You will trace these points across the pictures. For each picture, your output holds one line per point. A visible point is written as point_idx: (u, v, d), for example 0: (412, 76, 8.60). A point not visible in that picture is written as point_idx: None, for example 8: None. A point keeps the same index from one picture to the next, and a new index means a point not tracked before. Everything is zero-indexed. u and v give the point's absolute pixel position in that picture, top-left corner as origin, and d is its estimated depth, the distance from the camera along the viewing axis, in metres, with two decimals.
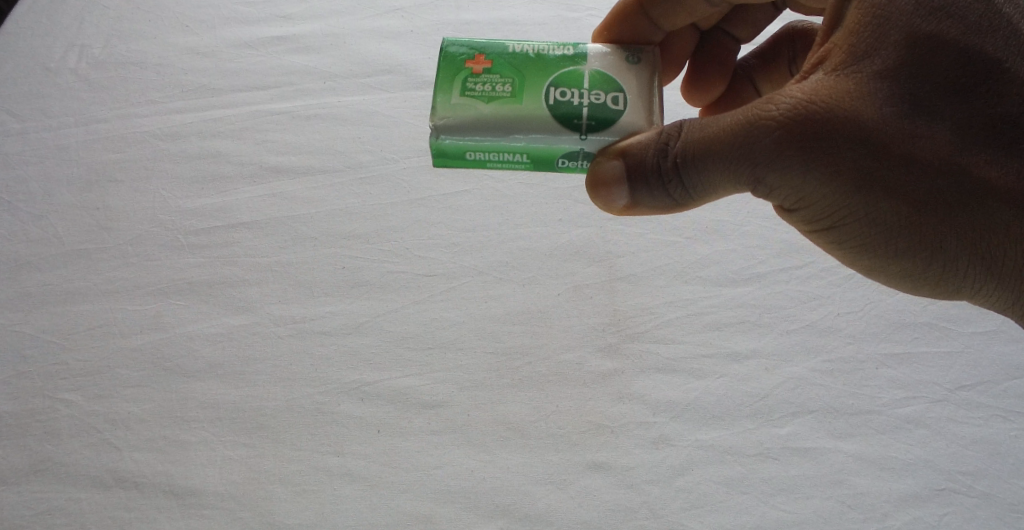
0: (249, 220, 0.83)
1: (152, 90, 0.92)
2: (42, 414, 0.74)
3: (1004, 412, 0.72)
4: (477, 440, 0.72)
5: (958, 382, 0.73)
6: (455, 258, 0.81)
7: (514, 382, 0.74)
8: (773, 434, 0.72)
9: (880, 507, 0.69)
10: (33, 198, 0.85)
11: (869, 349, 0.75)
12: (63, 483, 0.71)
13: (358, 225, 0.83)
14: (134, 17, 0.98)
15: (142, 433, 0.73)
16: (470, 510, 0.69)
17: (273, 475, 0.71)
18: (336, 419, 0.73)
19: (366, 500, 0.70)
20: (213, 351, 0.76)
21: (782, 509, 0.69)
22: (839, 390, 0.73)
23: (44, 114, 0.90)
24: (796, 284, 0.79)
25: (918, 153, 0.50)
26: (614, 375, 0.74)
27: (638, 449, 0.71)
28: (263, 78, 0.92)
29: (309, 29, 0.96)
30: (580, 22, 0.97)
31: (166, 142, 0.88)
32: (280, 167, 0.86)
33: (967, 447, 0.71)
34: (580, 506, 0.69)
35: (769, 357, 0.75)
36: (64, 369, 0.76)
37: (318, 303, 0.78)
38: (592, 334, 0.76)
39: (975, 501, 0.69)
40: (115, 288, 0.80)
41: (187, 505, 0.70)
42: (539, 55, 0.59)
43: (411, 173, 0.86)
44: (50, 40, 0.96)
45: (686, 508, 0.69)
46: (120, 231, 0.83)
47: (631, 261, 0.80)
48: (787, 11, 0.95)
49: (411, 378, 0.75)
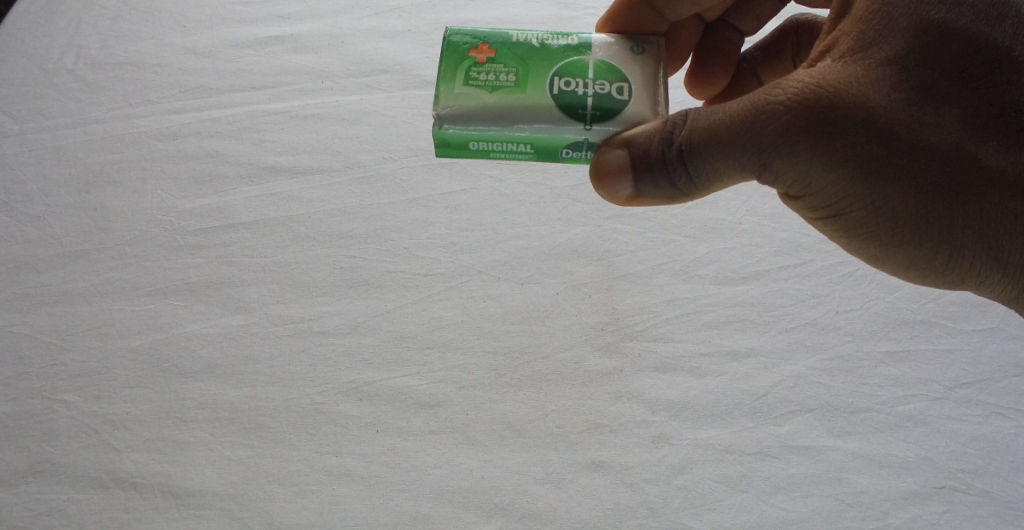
0: (247, 219, 0.83)
1: (151, 91, 0.92)
2: (40, 416, 0.74)
3: (1004, 410, 0.72)
4: (476, 440, 0.72)
5: (957, 379, 0.73)
6: (454, 257, 0.81)
7: (513, 381, 0.74)
8: (772, 432, 0.72)
9: (880, 505, 0.69)
10: (31, 199, 0.85)
11: (868, 347, 0.75)
12: (62, 484, 0.71)
13: (357, 225, 0.83)
14: (132, 18, 0.98)
15: (141, 433, 0.73)
16: (469, 510, 0.69)
17: (272, 476, 0.71)
18: (335, 419, 0.73)
19: (365, 500, 0.70)
20: (211, 351, 0.76)
21: (781, 507, 0.69)
22: (838, 389, 0.73)
23: (42, 114, 0.90)
24: (795, 282, 0.78)
25: (926, 139, 0.50)
26: (613, 375, 0.74)
27: (638, 448, 0.71)
28: (262, 78, 0.92)
29: (306, 29, 0.96)
30: (577, 21, 0.97)
31: (165, 143, 0.88)
32: (279, 167, 0.86)
33: (966, 445, 0.71)
34: (580, 505, 0.69)
35: (768, 356, 0.75)
36: (63, 370, 0.76)
37: (317, 303, 0.78)
38: (590, 333, 0.76)
39: (974, 499, 0.69)
40: (115, 288, 0.80)
41: (186, 505, 0.70)
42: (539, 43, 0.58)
43: (409, 172, 0.86)
44: (47, 41, 0.96)
45: (685, 506, 0.69)
46: (119, 231, 0.83)
47: (630, 260, 0.80)
48: (788, 8, 0.95)
49: (410, 377, 0.74)
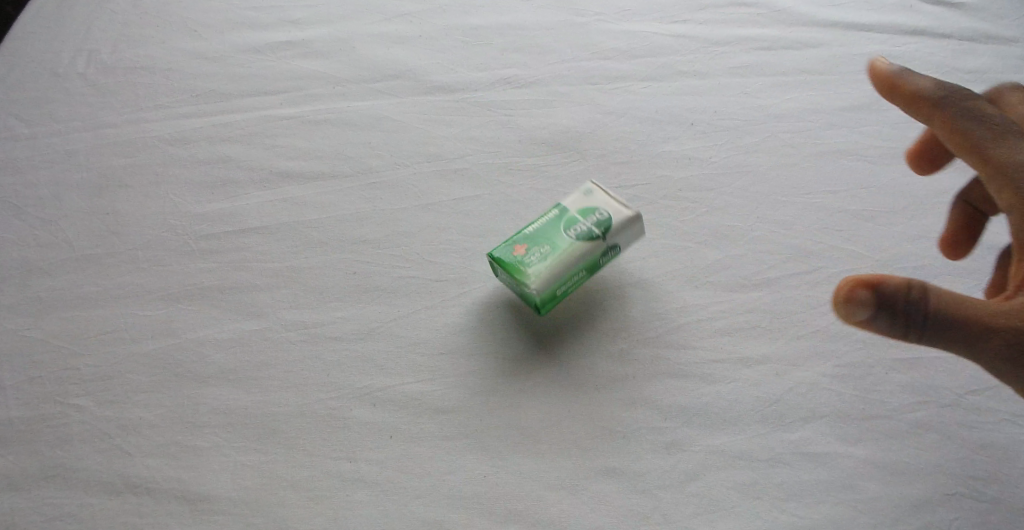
0: (259, 224, 0.83)
1: (162, 95, 0.92)
2: (52, 420, 0.73)
3: (1015, 417, 0.72)
4: (489, 446, 0.72)
5: (967, 387, 0.74)
6: (466, 262, 0.81)
7: (526, 387, 0.74)
8: (785, 438, 0.72)
9: (894, 512, 0.68)
10: (43, 203, 0.85)
11: (879, 354, 0.75)
12: (74, 488, 0.70)
13: (368, 230, 0.83)
14: (143, 22, 0.98)
15: (154, 438, 0.73)
16: (483, 516, 0.68)
17: (285, 481, 0.70)
18: (348, 424, 0.73)
19: (377, 505, 0.69)
20: (224, 356, 0.76)
21: (796, 513, 0.68)
22: (851, 396, 0.73)
23: (53, 119, 0.90)
24: (805, 289, 0.79)
25: None
26: (625, 381, 0.74)
27: (651, 454, 0.71)
28: (273, 83, 0.93)
29: (317, 34, 0.97)
30: (587, 27, 0.99)
31: (176, 147, 0.89)
32: (291, 173, 0.87)
33: (978, 451, 0.71)
34: (594, 511, 0.69)
35: (780, 363, 0.75)
36: (74, 374, 0.75)
37: (330, 308, 0.78)
38: (602, 339, 0.77)
39: (988, 506, 0.69)
40: (127, 293, 0.80)
41: (199, 510, 0.69)
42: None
43: (420, 178, 0.86)
44: (57, 45, 0.96)
45: (700, 513, 0.68)
46: (130, 236, 0.83)
47: (641, 268, 0.81)
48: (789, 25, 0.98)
49: (423, 383, 0.75)
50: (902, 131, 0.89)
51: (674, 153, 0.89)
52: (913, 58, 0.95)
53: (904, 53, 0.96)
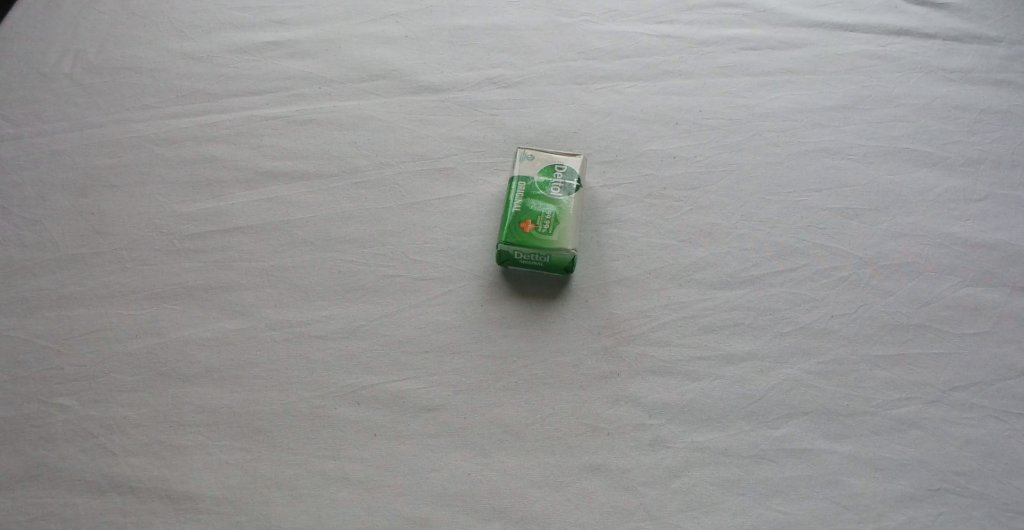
0: (245, 224, 0.84)
1: (149, 96, 0.92)
2: (36, 419, 0.73)
3: (997, 413, 0.73)
4: (474, 444, 0.72)
5: (950, 383, 0.74)
6: (451, 261, 0.81)
7: (510, 385, 0.74)
8: (769, 435, 0.72)
9: (877, 508, 0.68)
10: (28, 202, 0.85)
11: (862, 351, 0.76)
12: (58, 488, 0.70)
13: (354, 230, 0.83)
14: (130, 23, 0.98)
15: (139, 437, 0.72)
16: (467, 513, 0.69)
17: (269, 479, 0.70)
18: (332, 423, 0.73)
19: (362, 503, 0.69)
20: (208, 356, 0.76)
21: (780, 510, 0.69)
22: (834, 392, 0.74)
23: (38, 119, 0.90)
24: (789, 287, 0.79)
25: None
26: (610, 378, 0.75)
27: (635, 451, 0.71)
28: (260, 84, 0.93)
29: (305, 34, 0.97)
30: (573, 27, 0.99)
31: (162, 147, 0.89)
32: (277, 172, 0.87)
33: (961, 447, 0.71)
34: (578, 508, 0.69)
35: (764, 360, 0.75)
36: (59, 374, 0.75)
37: (315, 307, 0.78)
38: (587, 336, 0.77)
39: (971, 501, 0.69)
40: (112, 292, 0.80)
41: (183, 509, 0.69)
42: (532, 164, 0.84)
43: (407, 177, 0.87)
44: (44, 45, 0.96)
45: (683, 509, 0.69)
46: (115, 236, 0.83)
47: (625, 265, 0.81)
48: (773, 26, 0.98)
49: (408, 381, 0.75)
50: (886, 129, 0.90)
51: (659, 152, 0.89)
52: (897, 58, 0.95)
53: (889, 52, 0.96)
